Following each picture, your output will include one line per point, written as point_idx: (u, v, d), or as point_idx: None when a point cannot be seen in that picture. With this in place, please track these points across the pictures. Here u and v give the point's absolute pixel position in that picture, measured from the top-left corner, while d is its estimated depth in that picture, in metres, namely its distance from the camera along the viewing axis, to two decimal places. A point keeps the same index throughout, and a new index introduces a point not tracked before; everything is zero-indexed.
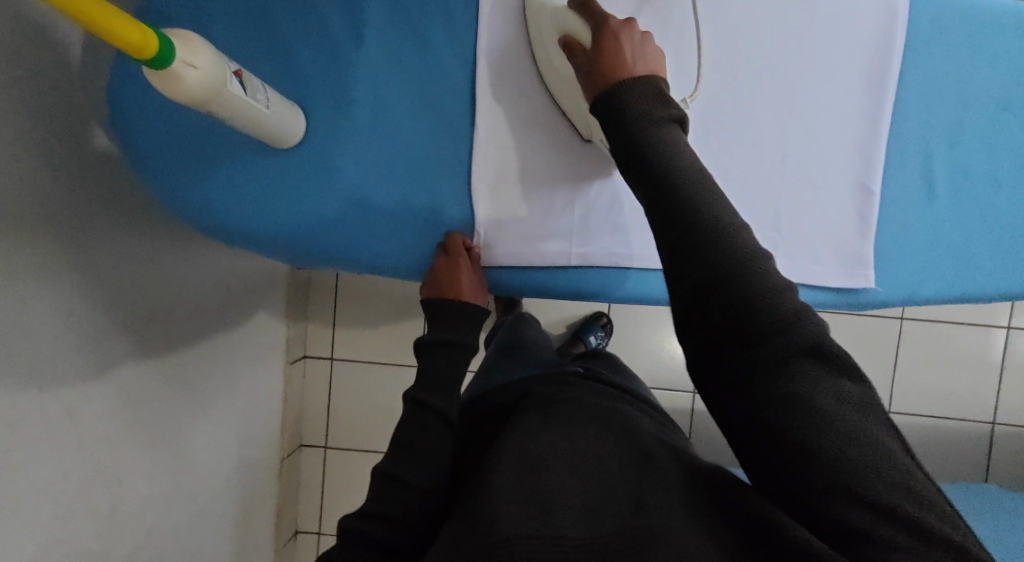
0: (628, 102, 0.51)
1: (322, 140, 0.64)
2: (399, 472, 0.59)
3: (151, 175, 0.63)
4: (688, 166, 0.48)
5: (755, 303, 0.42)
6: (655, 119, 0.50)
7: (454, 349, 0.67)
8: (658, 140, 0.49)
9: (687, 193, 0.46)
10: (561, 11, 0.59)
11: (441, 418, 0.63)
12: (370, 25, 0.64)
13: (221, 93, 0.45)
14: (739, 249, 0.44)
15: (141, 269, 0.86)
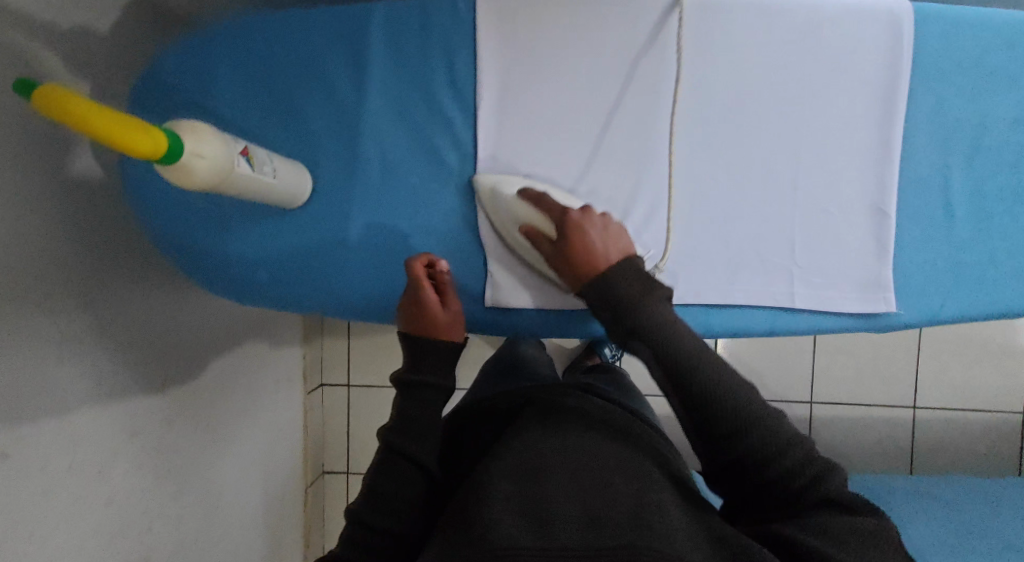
0: (614, 288, 0.51)
1: (339, 197, 0.66)
2: (373, 520, 0.53)
3: (184, 250, 0.67)
4: (690, 341, 0.47)
5: (772, 461, 0.44)
6: (648, 299, 0.49)
7: (438, 394, 0.58)
8: (655, 320, 0.48)
9: (691, 369, 0.46)
10: (519, 207, 0.61)
11: (417, 466, 0.55)
12: (371, 82, 0.65)
13: (231, 174, 0.46)
14: (753, 414, 0.45)
15: (149, 316, 0.86)
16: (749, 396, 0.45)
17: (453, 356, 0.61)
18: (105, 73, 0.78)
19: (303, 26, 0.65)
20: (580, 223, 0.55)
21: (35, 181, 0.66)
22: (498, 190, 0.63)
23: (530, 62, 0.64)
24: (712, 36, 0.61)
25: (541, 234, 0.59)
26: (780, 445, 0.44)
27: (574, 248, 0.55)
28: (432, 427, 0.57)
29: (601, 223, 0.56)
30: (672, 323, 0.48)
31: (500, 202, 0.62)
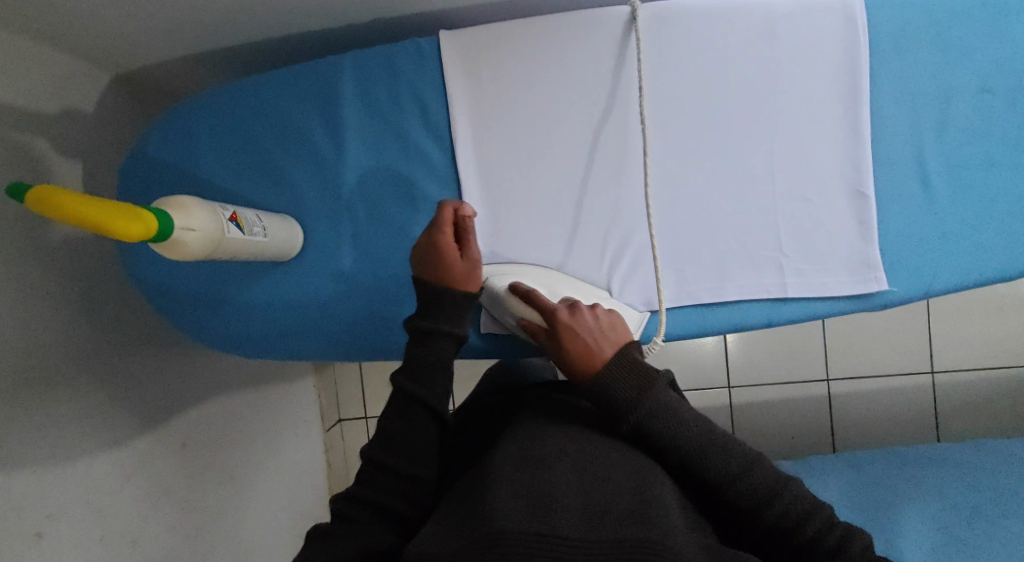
0: (612, 387, 0.54)
1: (328, 245, 0.68)
2: (378, 461, 0.51)
3: (188, 314, 0.70)
4: (697, 425, 0.52)
5: (788, 520, 0.48)
6: (649, 397, 0.52)
7: (446, 340, 0.56)
8: (660, 408, 0.52)
9: (702, 454, 0.51)
10: (513, 303, 0.63)
11: (428, 410, 0.53)
12: (349, 132, 0.67)
13: (222, 242, 0.48)
14: (766, 482, 0.50)
15: (160, 379, 0.88)
16: (761, 468, 0.50)
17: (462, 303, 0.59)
18: (93, 154, 0.81)
19: (278, 89, 0.68)
20: (568, 324, 0.58)
21: (35, 268, 0.69)
22: (490, 285, 0.65)
23: (496, 93, 0.66)
24: (672, 47, 0.63)
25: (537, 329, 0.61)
26: (794, 511, 0.49)
27: (569, 353, 0.58)
28: (445, 374, 0.55)
29: (594, 320, 0.59)
30: (676, 413, 0.52)
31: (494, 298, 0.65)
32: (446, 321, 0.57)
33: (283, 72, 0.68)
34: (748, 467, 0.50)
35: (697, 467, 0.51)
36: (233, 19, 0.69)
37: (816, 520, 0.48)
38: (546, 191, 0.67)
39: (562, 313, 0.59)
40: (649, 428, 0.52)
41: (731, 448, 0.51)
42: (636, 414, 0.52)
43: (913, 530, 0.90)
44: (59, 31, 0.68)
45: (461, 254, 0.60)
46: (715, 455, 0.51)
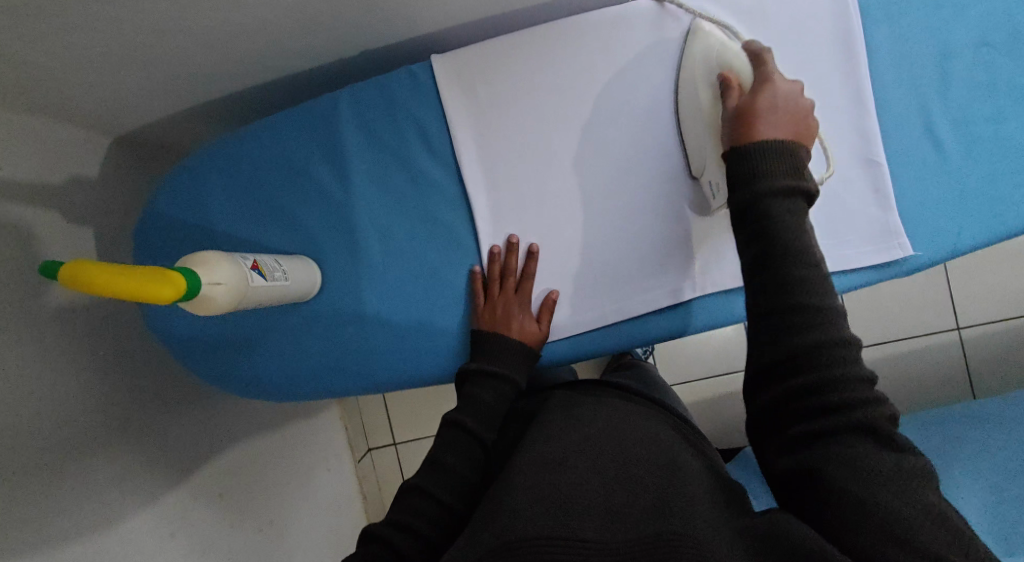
0: (750, 153, 0.51)
1: (344, 281, 0.68)
2: (426, 488, 0.56)
3: (214, 367, 0.71)
4: (801, 238, 0.49)
5: (828, 355, 0.46)
6: (780, 185, 0.50)
7: (501, 382, 0.63)
8: (778, 200, 0.50)
9: (792, 254, 0.48)
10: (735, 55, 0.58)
11: (476, 442, 0.60)
12: (353, 168, 0.68)
13: (248, 292, 0.49)
14: (832, 321, 0.47)
15: (189, 431, 0.88)
16: (832, 301, 0.48)
17: (522, 349, 0.65)
18: (104, 218, 0.83)
19: (278, 133, 0.68)
20: (779, 89, 0.54)
21: (61, 337, 0.70)
22: (713, 37, 0.60)
23: (496, 109, 0.67)
24: (659, 45, 0.64)
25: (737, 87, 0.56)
26: (839, 355, 0.46)
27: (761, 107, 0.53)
28: (493, 412, 0.62)
29: (805, 108, 0.54)
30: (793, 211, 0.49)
31: (703, 55, 0.60)
32: (499, 363, 0.64)
33: (281, 116, 0.68)
34: (824, 297, 0.47)
35: (782, 270, 0.48)
36: (227, 71, 0.71)
37: (854, 372, 0.46)
38: (556, 200, 0.67)
39: (784, 81, 0.54)
40: (767, 213, 0.49)
41: (819, 275, 0.48)
42: (758, 185, 0.50)
43: (965, 489, 0.90)
44: (59, 104, 0.70)
45: (520, 300, 0.66)
46: (804, 268, 0.48)
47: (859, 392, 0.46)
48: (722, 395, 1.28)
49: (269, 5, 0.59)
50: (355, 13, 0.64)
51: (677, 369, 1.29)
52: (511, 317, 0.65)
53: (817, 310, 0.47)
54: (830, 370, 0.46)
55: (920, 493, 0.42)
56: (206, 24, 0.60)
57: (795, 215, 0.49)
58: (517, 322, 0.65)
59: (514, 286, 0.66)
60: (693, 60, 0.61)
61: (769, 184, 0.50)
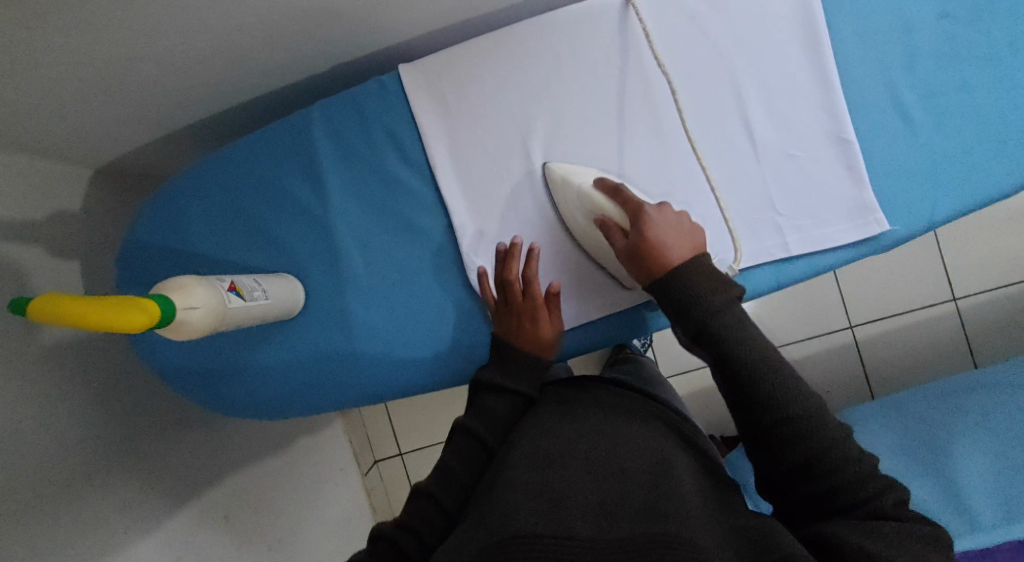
0: (686, 279, 0.52)
1: (329, 296, 0.69)
2: (432, 492, 0.57)
3: (206, 390, 0.71)
4: (758, 351, 0.50)
5: (818, 462, 0.47)
6: (720, 305, 0.51)
7: (514, 393, 0.62)
8: (726, 324, 0.50)
9: (752, 375, 0.49)
10: (594, 196, 0.59)
11: (486, 450, 0.59)
12: (331, 183, 0.69)
13: (225, 314, 0.49)
14: (812, 426, 0.48)
15: (189, 456, 0.88)
16: (807, 404, 0.48)
17: (539, 353, 0.64)
18: (88, 251, 0.83)
19: (254, 154, 0.69)
20: (656, 219, 0.56)
21: (55, 372, 0.70)
22: (569, 178, 0.63)
23: (468, 115, 0.67)
24: (625, 40, 0.65)
25: (614, 226, 0.58)
26: (830, 456, 0.47)
27: (651, 240, 0.54)
28: (504, 420, 0.61)
29: (683, 219, 0.57)
30: (740, 329, 0.50)
31: (571, 191, 0.62)
32: (511, 375, 0.62)
33: (257, 136, 0.69)
34: (799, 403, 0.48)
35: (748, 392, 0.49)
36: (202, 95, 0.71)
37: (848, 462, 0.47)
38: (533, 200, 0.67)
39: (652, 209, 0.56)
40: (714, 338, 0.50)
41: (787, 380, 0.49)
42: (702, 309, 0.51)
43: (976, 461, 0.89)
44: (37, 139, 0.70)
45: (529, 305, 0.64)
46: (766, 387, 0.49)
47: (859, 484, 0.47)
48: None
49: (234, 27, 0.59)
50: (321, 29, 0.64)
51: (675, 359, 1.29)
52: (524, 324, 0.64)
53: (794, 419, 0.48)
54: (824, 474, 0.47)
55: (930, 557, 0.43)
56: (175, 51, 0.60)
57: (748, 330, 0.50)
58: (530, 327, 0.64)
59: (520, 293, 0.64)
60: (562, 194, 0.64)
61: (719, 303, 0.51)
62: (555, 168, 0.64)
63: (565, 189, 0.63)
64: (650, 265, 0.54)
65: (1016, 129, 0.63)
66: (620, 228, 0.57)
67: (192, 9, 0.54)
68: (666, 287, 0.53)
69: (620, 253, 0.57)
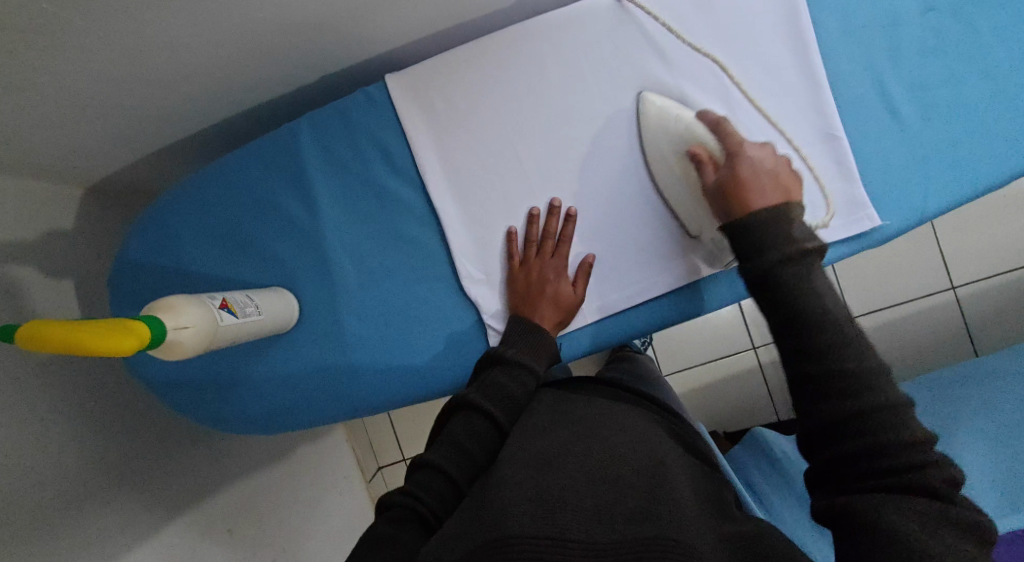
0: (758, 223, 0.51)
1: (322, 308, 0.69)
2: (442, 466, 0.55)
3: (201, 405, 0.71)
4: (826, 303, 0.47)
5: (871, 427, 0.43)
6: (792, 250, 0.48)
7: (525, 372, 0.61)
8: (796, 269, 0.48)
9: (817, 323, 0.46)
10: (695, 131, 0.61)
11: (496, 430, 0.58)
12: (321, 195, 0.69)
13: (217, 331, 0.48)
14: (871, 385, 0.44)
15: (189, 470, 0.88)
16: (868, 364, 0.45)
17: (556, 313, 0.65)
18: (81, 269, 0.83)
19: (243, 168, 0.69)
20: (751, 156, 0.56)
21: (52, 392, 0.70)
22: (663, 112, 0.63)
23: (455, 122, 0.67)
24: (610, 44, 0.65)
25: (709, 161, 0.59)
26: (884, 421, 0.43)
27: (743, 175, 0.55)
28: (514, 401, 0.60)
29: (782, 166, 0.57)
30: (811, 277, 0.48)
31: (659, 128, 0.63)
32: (524, 353, 0.62)
33: (246, 151, 0.69)
34: (860, 362, 0.45)
35: (810, 341, 0.46)
36: (189, 111, 0.71)
37: (899, 432, 0.43)
38: (524, 204, 0.67)
39: (752, 147, 0.58)
40: (780, 284, 0.48)
41: (847, 341, 0.45)
42: (770, 254, 0.49)
43: (972, 450, 0.90)
44: (26, 162, 0.70)
45: (554, 265, 0.66)
46: (830, 337, 0.46)
47: (910, 455, 0.43)
48: (722, 377, 1.29)
49: (217, 43, 0.59)
50: (304, 42, 0.64)
51: (675, 356, 1.30)
52: (547, 282, 0.65)
53: (852, 376, 0.44)
54: (875, 439, 0.43)
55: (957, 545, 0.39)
56: (158, 68, 0.60)
57: (808, 284, 0.47)
58: (552, 285, 0.65)
59: (549, 252, 0.66)
60: (653, 129, 0.63)
61: (773, 255, 0.49)
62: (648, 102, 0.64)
63: (654, 129, 0.63)
64: (739, 196, 0.54)
65: (1004, 120, 0.63)
66: (714, 162, 0.58)
67: (174, 26, 0.54)
68: (738, 228, 0.52)
69: (708, 186, 0.58)
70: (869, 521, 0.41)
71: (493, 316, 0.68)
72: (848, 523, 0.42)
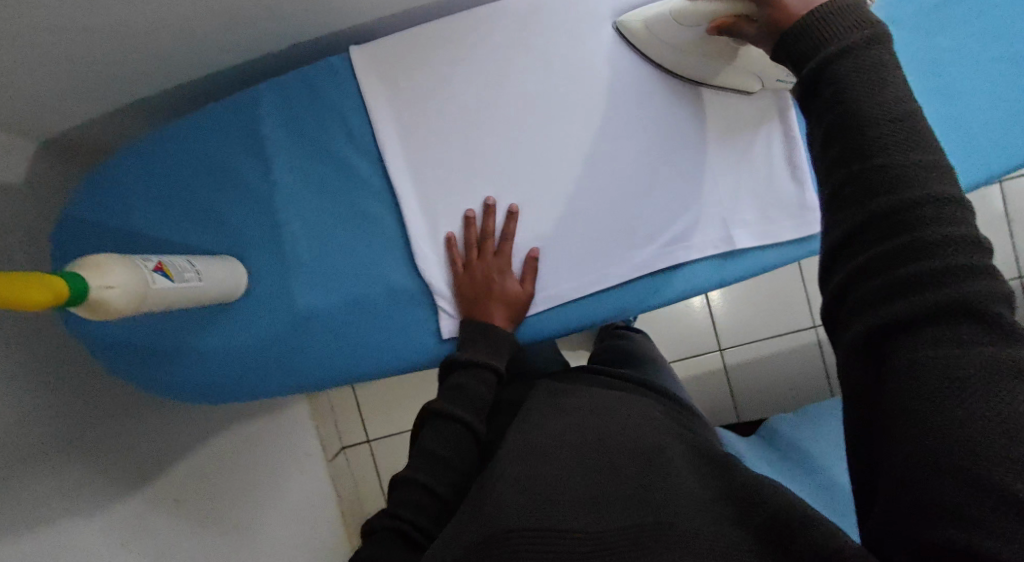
0: (815, 21, 0.42)
1: (272, 279, 0.68)
2: (422, 480, 0.55)
3: (143, 373, 0.69)
4: (886, 94, 0.38)
5: (915, 236, 0.36)
6: (852, 41, 0.40)
7: (484, 370, 0.62)
8: (859, 60, 0.39)
9: (867, 115, 0.38)
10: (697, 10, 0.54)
11: (470, 435, 0.58)
12: (277, 165, 0.68)
13: (147, 293, 0.47)
14: (922, 184, 0.37)
15: (138, 439, 0.86)
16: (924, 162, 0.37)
17: (503, 311, 0.65)
18: (30, 225, 0.80)
19: (198, 133, 0.68)
20: None
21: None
22: (649, 18, 0.61)
23: (417, 98, 0.66)
24: (575, 32, 0.65)
25: (738, 19, 0.52)
26: (934, 229, 0.36)
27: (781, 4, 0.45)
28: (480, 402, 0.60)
29: None
30: (878, 67, 0.39)
31: (661, 24, 0.60)
32: (481, 352, 0.62)
33: (201, 116, 0.68)
34: (917, 162, 0.37)
35: (858, 142, 0.38)
36: (147, 72, 0.70)
37: (948, 239, 0.36)
38: (481, 184, 0.67)
39: None
40: (836, 81, 0.39)
41: (904, 140, 0.38)
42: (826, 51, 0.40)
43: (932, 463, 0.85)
44: None
45: (496, 266, 0.65)
46: (882, 133, 0.38)
47: (956, 268, 0.35)
48: (688, 377, 1.30)
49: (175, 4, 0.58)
50: (272, 6, 0.62)
51: None
52: (490, 283, 0.65)
53: (904, 176, 0.37)
54: (916, 246, 0.36)
55: (1010, 396, 0.32)
56: (112, 27, 0.58)
57: (867, 76, 0.39)
58: (496, 286, 0.65)
59: (489, 253, 0.66)
60: (653, 28, 0.61)
61: (817, 59, 0.41)
62: (626, 21, 0.63)
63: (657, 29, 0.61)
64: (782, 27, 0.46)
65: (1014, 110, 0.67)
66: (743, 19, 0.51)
67: None
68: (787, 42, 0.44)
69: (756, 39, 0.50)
70: (896, 381, 0.35)
71: (444, 297, 0.68)
72: (871, 382, 0.37)
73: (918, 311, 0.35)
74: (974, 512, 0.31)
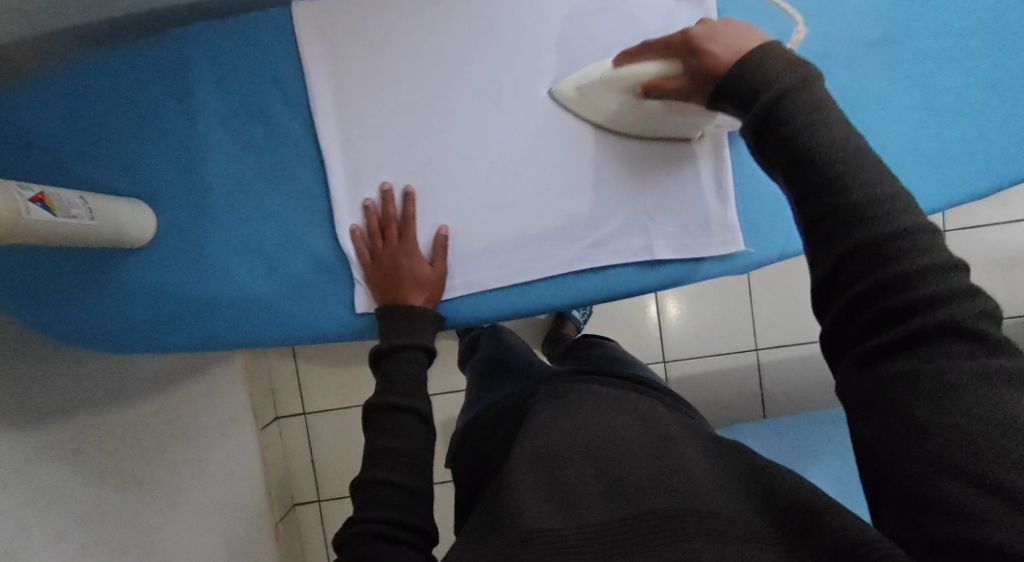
0: (744, 75, 0.45)
1: (189, 231, 0.66)
2: (388, 477, 0.52)
3: (37, 312, 0.66)
4: (832, 131, 0.40)
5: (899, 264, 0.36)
6: (783, 85, 0.42)
7: (416, 352, 0.61)
8: (803, 104, 0.41)
9: (818, 151, 0.39)
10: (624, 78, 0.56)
11: (420, 422, 0.57)
12: (206, 112, 0.65)
13: (18, 220, 0.44)
14: (891, 207, 0.37)
15: (53, 382, 0.81)
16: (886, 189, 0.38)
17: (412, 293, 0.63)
18: None
19: (124, 69, 0.64)
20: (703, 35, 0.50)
21: None
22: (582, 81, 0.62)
23: (354, 62, 0.64)
24: (521, 16, 0.64)
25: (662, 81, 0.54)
26: (917, 249, 0.36)
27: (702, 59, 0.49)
28: (416, 386, 0.60)
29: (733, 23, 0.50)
30: (819, 108, 0.41)
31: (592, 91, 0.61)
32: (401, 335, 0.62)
33: (128, 52, 0.64)
34: (886, 185, 0.38)
35: (815, 183, 0.39)
36: None
37: (930, 261, 0.36)
38: (412, 160, 0.65)
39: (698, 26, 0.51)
40: (784, 124, 0.41)
41: (855, 170, 0.39)
42: (766, 96, 0.42)
43: None
44: None
45: (398, 252, 0.64)
46: (835, 168, 0.39)
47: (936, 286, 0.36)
48: None
49: None
50: None
51: None
52: (395, 269, 0.63)
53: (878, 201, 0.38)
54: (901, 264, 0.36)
55: (996, 400, 0.33)
56: None
57: (806, 118, 0.40)
58: (401, 271, 0.63)
59: (389, 243, 0.64)
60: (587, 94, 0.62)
61: (758, 105, 0.43)
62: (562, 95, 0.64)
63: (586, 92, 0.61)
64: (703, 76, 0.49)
65: (1009, 135, 0.66)
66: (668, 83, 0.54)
67: None
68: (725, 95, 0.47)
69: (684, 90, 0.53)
70: (887, 398, 0.35)
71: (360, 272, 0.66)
72: (860, 398, 0.37)
73: (908, 329, 0.35)
74: (977, 511, 0.31)
